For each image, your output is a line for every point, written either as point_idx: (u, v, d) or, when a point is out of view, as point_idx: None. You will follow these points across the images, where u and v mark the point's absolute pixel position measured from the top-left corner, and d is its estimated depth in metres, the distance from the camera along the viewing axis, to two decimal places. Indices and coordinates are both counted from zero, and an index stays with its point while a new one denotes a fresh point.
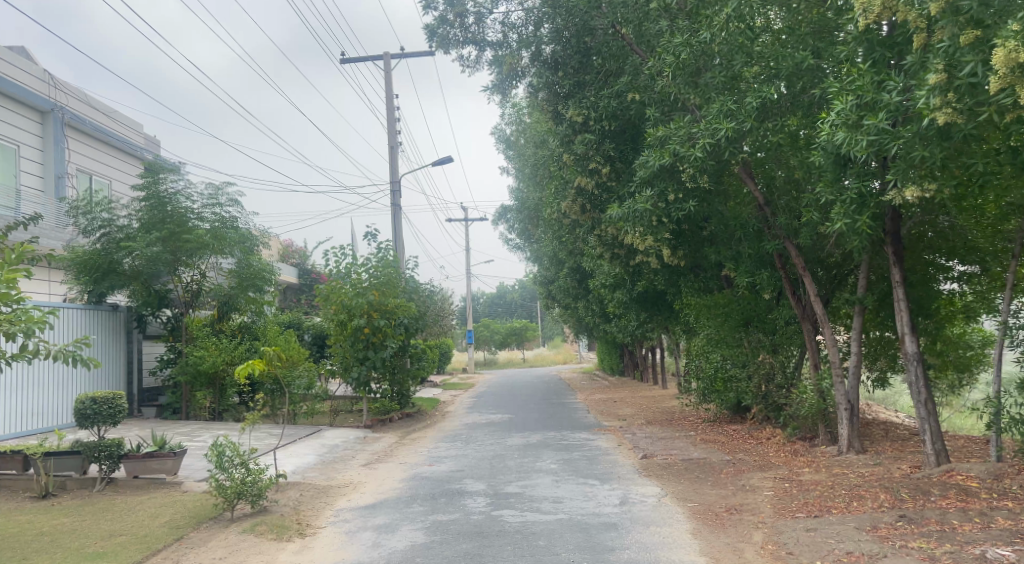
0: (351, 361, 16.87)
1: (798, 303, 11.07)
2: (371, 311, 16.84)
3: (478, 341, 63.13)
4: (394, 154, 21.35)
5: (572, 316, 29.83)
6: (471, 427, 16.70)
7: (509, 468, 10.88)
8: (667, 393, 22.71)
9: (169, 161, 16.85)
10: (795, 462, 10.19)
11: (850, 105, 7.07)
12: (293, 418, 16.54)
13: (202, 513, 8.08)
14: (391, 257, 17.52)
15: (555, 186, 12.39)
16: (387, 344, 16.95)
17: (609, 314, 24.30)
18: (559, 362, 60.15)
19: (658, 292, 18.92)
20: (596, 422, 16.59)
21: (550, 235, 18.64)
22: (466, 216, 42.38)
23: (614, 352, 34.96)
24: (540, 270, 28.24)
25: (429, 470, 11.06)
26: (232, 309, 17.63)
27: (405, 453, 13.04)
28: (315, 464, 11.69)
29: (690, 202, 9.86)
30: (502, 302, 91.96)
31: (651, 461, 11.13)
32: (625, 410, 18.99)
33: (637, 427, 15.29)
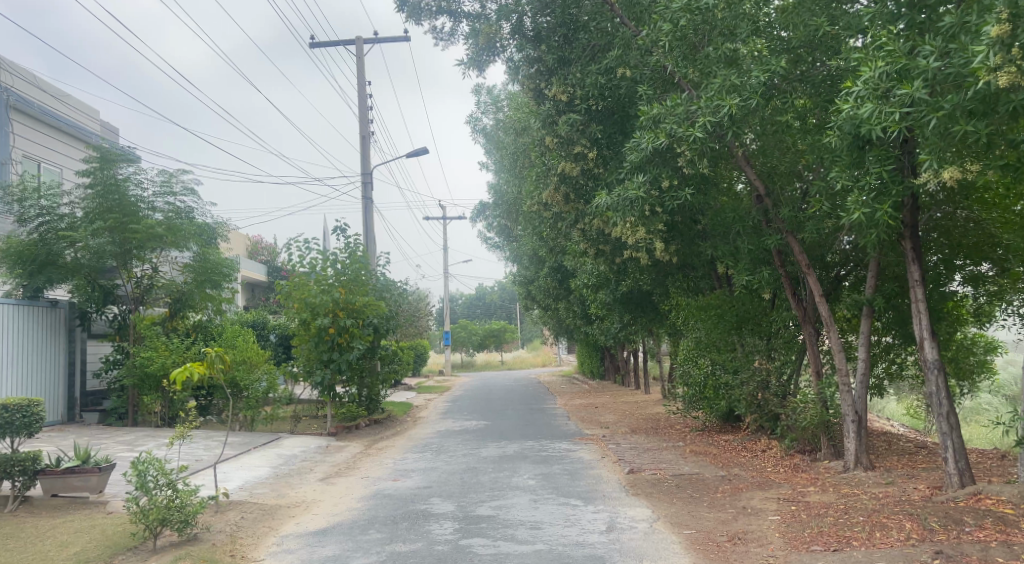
0: (314, 363, 15.73)
1: (798, 303, 10.08)
2: (336, 310, 15.71)
3: (455, 343, 61.99)
4: (366, 145, 20.21)
5: (551, 318, 28.82)
6: (442, 435, 15.61)
7: (482, 484, 9.81)
8: (650, 400, 21.72)
9: (120, 146, 15.62)
10: (797, 480, 9.17)
11: (880, 73, 6.05)
12: (250, 425, 15.32)
13: (120, 543, 7.03)
14: (360, 253, 16.41)
15: (536, 174, 11.39)
16: (353, 346, 15.81)
17: (590, 315, 23.32)
18: (538, 365, 59.16)
19: (643, 292, 17.95)
20: (577, 430, 15.55)
21: (530, 231, 17.62)
22: (444, 215, 41.34)
23: (595, 355, 34.02)
24: (519, 270, 27.21)
25: (392, 486, 9.97)
26: (186, 308, 16.07)
27: (369, 465, 11.94)
28: (266, 478, 10.56)
29: (685, 190, 8.90)
30: (481, 304, 90.90)
31: (638, 476, 10.11)
32: (607, 417, 17.98)
33: (620, 436, 14.28)
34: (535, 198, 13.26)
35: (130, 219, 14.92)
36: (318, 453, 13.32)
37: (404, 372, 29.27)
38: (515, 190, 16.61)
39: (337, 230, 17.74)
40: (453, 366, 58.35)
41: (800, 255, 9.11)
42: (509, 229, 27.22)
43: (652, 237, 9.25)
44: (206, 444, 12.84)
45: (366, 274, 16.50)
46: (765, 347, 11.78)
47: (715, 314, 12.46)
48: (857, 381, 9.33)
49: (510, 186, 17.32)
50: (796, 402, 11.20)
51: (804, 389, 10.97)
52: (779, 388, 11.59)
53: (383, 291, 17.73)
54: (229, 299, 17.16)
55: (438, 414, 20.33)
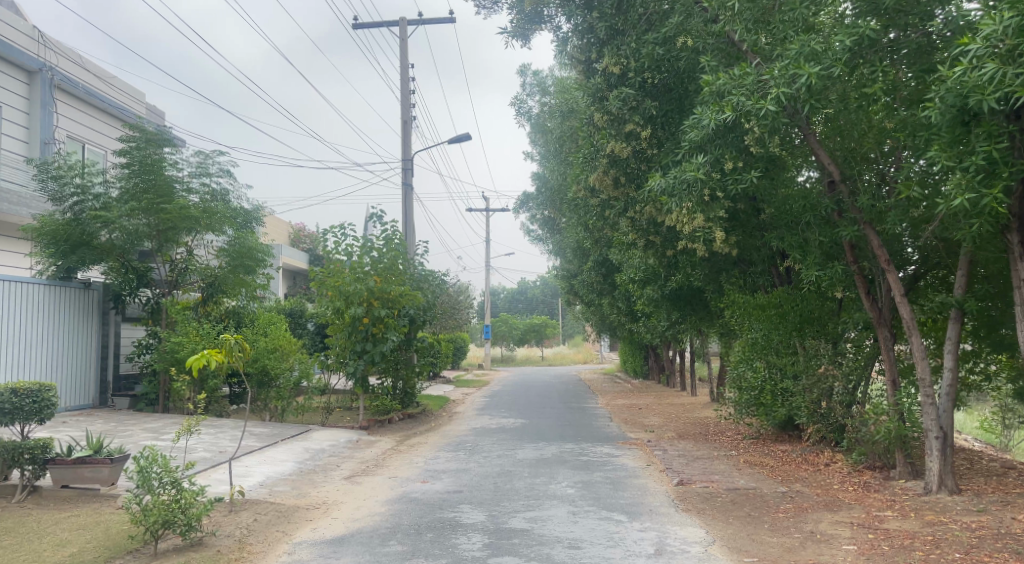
0: (347, 354, 15.10)
1: (873, 304, 9.12)
2: (370, 299, 15.06)
3: (496, 337, 61.42)
4: (407, 130, 19.56)
5: (594, 314, 27.88)
6: (478, 433, 14.86)
7: (517, 491, 9.02)
8: (696, 402, 20.67)
9: (155, 126, 15.20)
10: (871, 503, 8.23)
11: (1005, 26, 5.45)
12: (281, 416, 14.74)
13: (119, 545, 6.41)
14: (398, 240, 15.80)
15: (583, 156, 10.53)
16: (387, 337, 15.15)
17: (635, 313, 22.36)
18: (579, 362, 58.26)
19: (693, 289, 16.95)
20: (620, 433, 14.64)
21: (575, 222, 16.77)
22: (487, 207, 40.68)
23: (639, 353, 32.99)
24: (563, 263, 26.32)
25: (421, 489, 9.23)
26: (220, 292, 15.58)
27: (398, 463, 11.26)
28: (288, 474, 9.92)
29: (752, 172, 7.96)
30: (523, 298, 90.22)
31: (688, 488, 9.23)
32: (651, 420, 17.04)
33: (667, 441, 13.34)
34: (584, 184, 12.39)
35: (164, 200, 14.28)
36: (347, 448, 12.69)
37: (443, 365, 28.63)
38: (561, 178, 15.76)
39: (374, 216, 17.10)
40: (493, 361, 57.76)
41: (880, 249, 8.14)
42: (554, 221, 26.46)
43: (712, 225, 8.34)
44: (232, 435, 12.29)
45: (402, 262, 15.84)
46: (829, 350, 10.78)
47: (776, 312, 11.57)
48: (942, 392, 8.35)
49: (556, 174, 16.49)
50: (867, 413, 10.18)
51: (875, 399, 9.98)
52: (846, 396, 10.54)
53: (420, 280, 17.05)
54: (264, 284, 16.63)
55: (475, 410, 19.58)
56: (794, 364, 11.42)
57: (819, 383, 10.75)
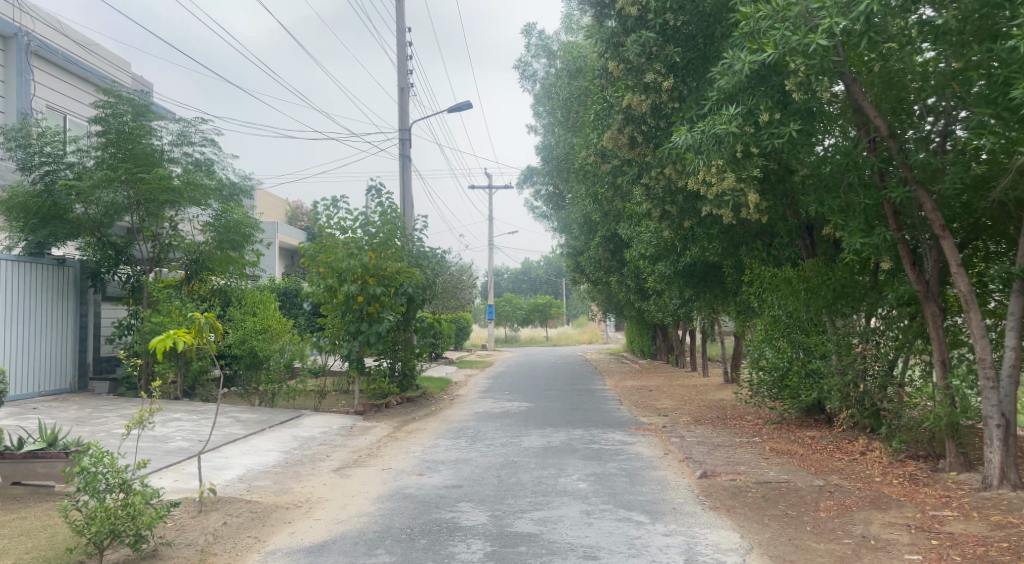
0: (340, 335, 14.13)
1: (919, 276, 8.20)
2: (364, 277, 14.10)
3: (500, 318, 60.57)
4: (405, 97, 18.51)
5: (601, 293, 26.94)
6: (481, 418, 13.95)
7: (523, 486, 8.10)
8: (709, 384, 19.76)
9: (132, 91, 14.18)
10: (923, 500, 7.34)
11: None
12: (271, 400, 13.80)
13: (60, 557, 5.50)
14: (394, 214, 14.78)
15: (593, 114, 9.52)
16: (383, 317, 14.20)
17: (645, 290, 21.39)
18: (585, 342, 57.38)
19: (708, 264, 15.97)
20: (632, 417, 13.71)
21: (585, 194, 15.77)
22: (490, 183, 39.70)
23: (647, 333, 32.10)
24: (569, 240, 25.34)
25: (416, 483, 8.32)
26: (204, 269, 14.50)
27: (394, 452, 10.35)
28: (271, 466, 9.00)
29: (793, 123, 6.89)
30: (527, 278, 89.35)
31: (713, 482, 8.31)
32: (664, 403, 16.14)
33: (684, 427, 12.40)
34: (595, 148, 11.35)
35: (144, 169, 13.29)
36: (339, 435, 11.77)
37: (445, 346, 27.72)
38: (570, 147, 14.73)
39: (369, 189, 16.09)
40: (497, 341, 56.91)
41: (934, 214, 7.25)
42: (562, 195, 25.58)
43: (746, 185, 7.38)
44: (215, 422, 11.37)
45: (399, 237, 14.85)
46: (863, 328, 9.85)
47: (804, 289, 10.49)
48: (1001, 375, 7.47)
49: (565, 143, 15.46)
50: (908, 397, 9.28)
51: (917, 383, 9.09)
52: (885, 378, 9.62)
53: (418, 256, 16.08)
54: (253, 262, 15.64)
55: (478, 393, 18.72)
56: (825, 344, 10.46)
57: (854, 363, 9.83)
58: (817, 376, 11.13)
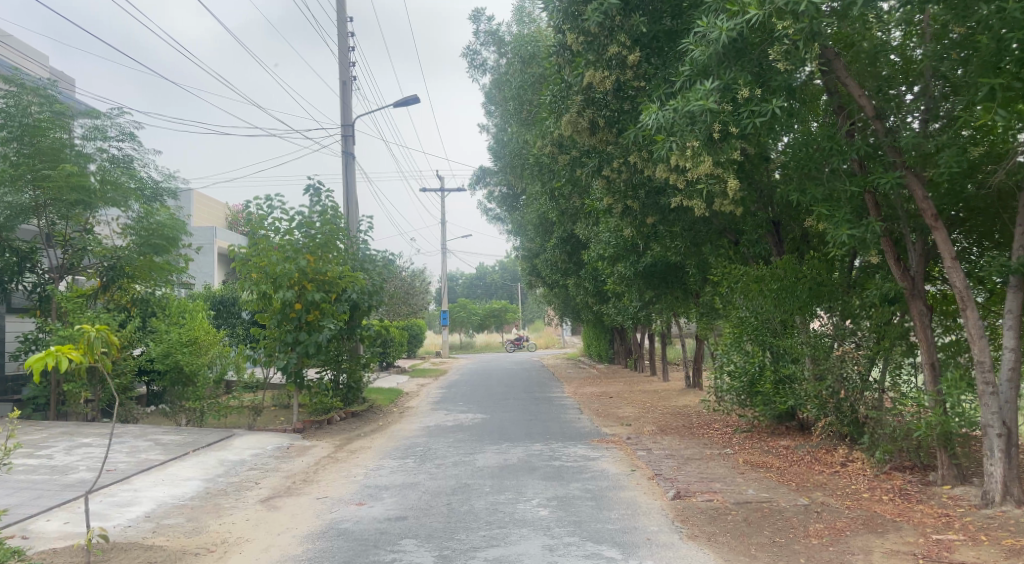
0: (276, 346, 13.02)
1: (905, 272, 7.57)
2: (302, 282, 12.96)
3: (454, 323, 59.46)
4: (348, 90, 17.43)
5: (558, 296, 26.15)
6: (432, 433, 12.94)
7: (475, 516, 7.12)
8: (671, 389, 19.04)
9: (39, 80, 12.81)
10: (921, 520, 6.60)
11: None
12: (199, 419, 12.55)
13: None
14: (335, 214, 13.70)
15: (549, 98, 8.65)
16: (324, 326, 13.11)
17: (604, 293, 20.62)
18: (541, 347, 56.59)
19: (669, 264, 15.28)
20: (593, 428, 12.86)
21: (541, 192, 14.92)
22: (442, 186, 38.72)
23: (605, 336, 31.41)
24: (524, 243, 24.47)
25: (353, 516, 7.29)
26: (119, 278, 13.05)
27: (332, 477, 9.28)
28: (188, 499, 7.86)
29: (776, 99, 6.11)
30: (482, 283, 88.44)
31: (689, 504, 7.45)
32: (626, 411, 15.33)
33: (649, 438, 11.59)
34: (552, 138, 10.49)
35: (49, 165, 11.90)
36: (273, 457, 10.63)
37: (396, 355, 26.55)
38: (526, 142, 13.89)
39: (310, 188, 14.92)
40: (452, 348, 55.75)
41: (926, 202, 6.59)
42: (517, 196, 24.75)
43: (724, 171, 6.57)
44: (130, 448, 10.13)
45: (341, 239, 13.76)
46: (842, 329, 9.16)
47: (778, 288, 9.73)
48: (1000, 379, 6.79)
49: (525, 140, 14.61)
50: (892, 403, 8.59)
51: (902, 388, 8.41)
52: (865, 383, 8.93)
53: (363, 260, 15.08)
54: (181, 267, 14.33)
55: (430, 404, 17.68)
56: (801, 348, 9.75)
57: (833, 367, 9.13)
58: (792, 381, 10.42)
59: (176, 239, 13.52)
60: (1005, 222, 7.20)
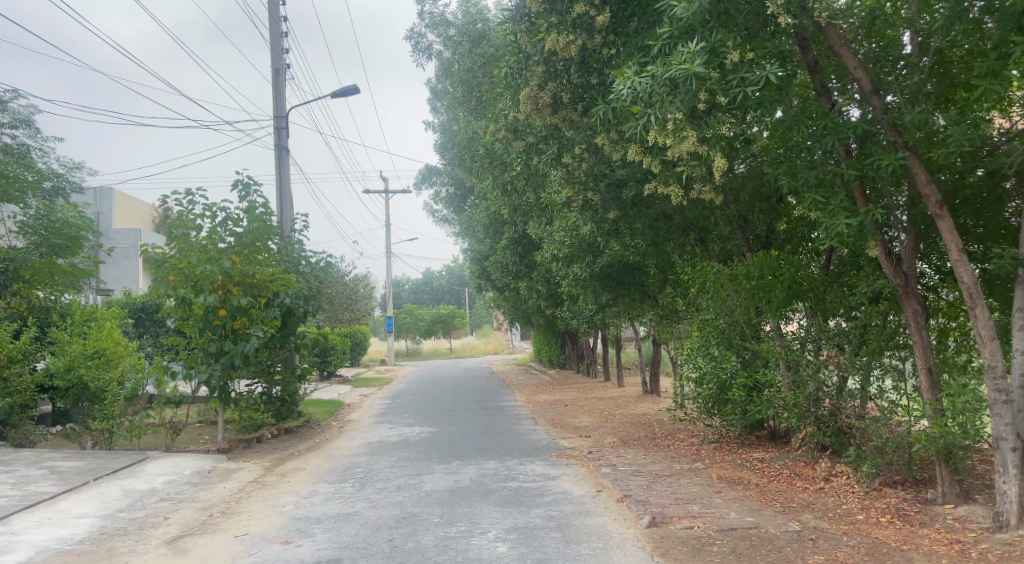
0: (197, 357, 11.67)
1: (897, 268, 6.82)
2: (226, 286, 11.63)
3: (401, 330, 58.01)
4: (280, 80, 16.16)
5: (508, 300, 25.25)
6: (374, 450, 11.81)
7: (421, 556, 6.05)
8: (627, 396, 18.24)
9: None
10: (930, 548, 5.78)
11: None
12: (107, 442, 11.15)
13: None
14: (263, 211, 12.64)
15: (505, 72, 7.94)
16: (251, 333, 11.79)
17: (557, 296, 19.74)
18: (490, 353, 55.59)
19: (626, 264, 14.48)
20: (550, 442, 11.90)
21: (491, 188, 13.93)
22: (386, 188, 37.53)
23: (556, 341, 30.63)
24: (473, 244, 23.46)
25: (276, 560, 6.14)
26: (11, 284, 11.40)
27: (254, 509, 8.09)
28: (75, 544, 6.59)
29: (772, 63, 5.26)
30: (429, 289, 87.07)
31: (667, 532, 6.52)
32: (582, 421, 14.47)
33: (612, 452, 10.69)
34: (505, 121, 9.55)
35: None
36: (189, 484, 9.34)
37: (337, 364, 25.20)
38: (476, 132, 12.92)
39: (237, 184, 13.64)
40: (399, 355, 54.31)
41: (930, 187, 5.82)
42: (467, 193, 23.83)
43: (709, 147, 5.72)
44: (17, 479, 8.73)
45: (269, 239, 12.59)
46: (823, 330, 8.36)
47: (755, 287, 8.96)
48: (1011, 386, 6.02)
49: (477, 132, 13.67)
50: (877, 412, 7.85)
51: (891, 396, 7.65)
52: (851, 389, 8.15)
53: (297, 262, 14.11)
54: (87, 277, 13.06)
55: (374, 416, 16.55)
56: (777, 351, 8.96)
57: (814, 372, 8.35)
58: (768, 387, 9.61)
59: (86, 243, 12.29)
60: (1009, 214, 6.50)
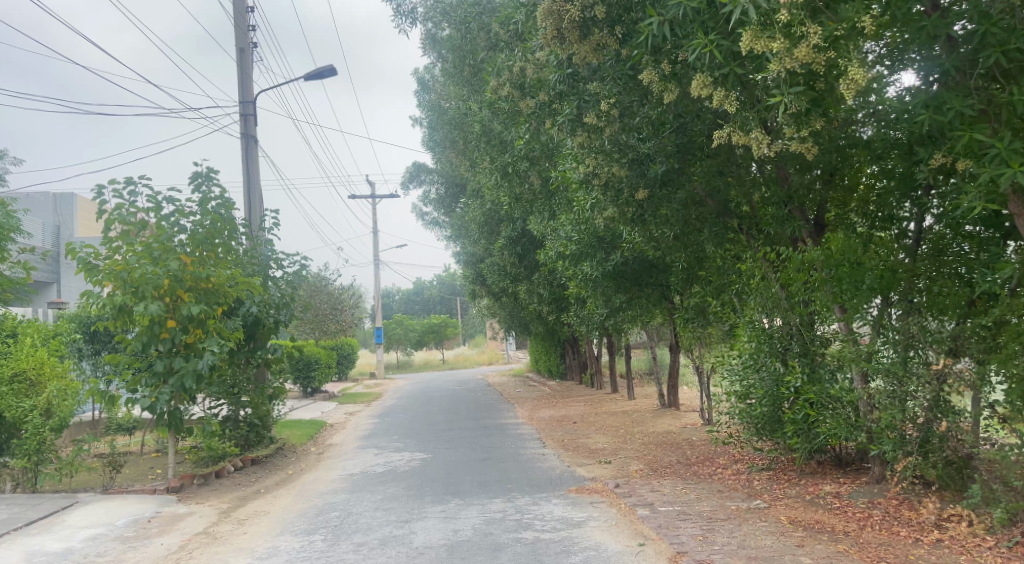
0: (141, 379, 9.62)
1: None
2: (174, 292, 9.65)
3: (390, 341, 56.04)
4: (245, 59, 14.25)
5: (506, 307, 23.39)
6: (355, 485, 9.87)
7: None
8: (641, 410, 16.32)
9: None
10: None
11: None
12: (30, 482, 9.17)
13: None
14: (222, 205, 10.76)
15: None
16: (206, 348, 9.81)
17: (561, 301, 17.83)
18: (484, 363, 53.69)
19: (644, 260, 12.65)
20: (566, 471, 9.98)
21: (489, 173, 12.08)
22: (374, 191, 35.80)
23: (555, 349, 28.80)
24: (466, 246, 21.63)
25: None
26: None
27: None
28: None
29: None
30: (420, 298, 85.18)
31: None
32: (597, 442, 12.55)
33: (644, 484, 8.78)
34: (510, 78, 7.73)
35: None
36: (116, 540, 7.36)
37: (321, 379, 23.23)
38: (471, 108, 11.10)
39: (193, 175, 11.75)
40: (389, 367, 52.19)
41: None
42: (460, 189, 22.15)
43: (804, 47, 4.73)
44: None
45: (225, 236, 10.68)
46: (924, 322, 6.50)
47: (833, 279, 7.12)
48: None
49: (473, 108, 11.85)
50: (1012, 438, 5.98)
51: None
52: (969, 406, 6.28)
53: (266, 264, 12.18)
54: (4, 291, 11.03)
55: (358, 440, 14.57)
56: (862, 359, 7.11)
57: (919, 385, 6.48)
58: (843, 403, 7.71)
59: (25, 251, 10.39)
60: None
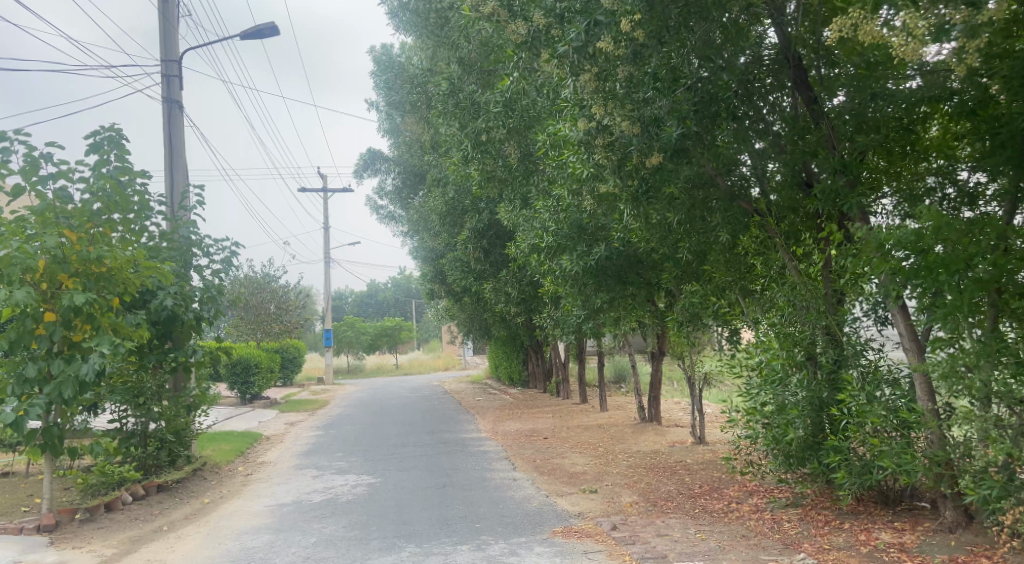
0: (6, 388, 7.48)
1: None
2: (56, 277, 7.61)
3: (342, 345, 53.56)
4: (169, 12, 12.16)
5: (467, 308, 21.52)
6: (285, 521, 7.92)
7: None
8: (618, 424, 14.62)
9: None
10: None
11: None
12: None
13: None
14: (121, 172, 8.72)
15: None
16: (95, 349, 7.72)
17: (530, 302, 16.05)
18: (440, 369, 51.61)
19: (632, 253, 10.98)
20: (546, 504, 8.18)
21: (458, 146, 10.26)
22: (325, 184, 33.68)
23: (518, 355, 27.03)
24: (424, 240, 19.72)
25: None
26: None
27: None
28: None
29: None
30: (374, 301, 82.67)
31: None
32: (576, 464, 10.79)
33: (649, 525, 7.03)
34: None
35: None
36: None
37: (262, 385, 21.01)
38: None
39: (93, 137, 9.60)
40: (340, 372, 49.71)
41: None
42: (421, 179, 20.27)
43: None
44: None
45: (124, 210, 8.66)
46: None
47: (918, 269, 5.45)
48: None
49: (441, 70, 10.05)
50: None
51: None
52: None
53: (188, 248, 10.18)
54: None
55: (297, 457, 12.53)
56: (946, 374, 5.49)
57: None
58: (908, 429, 6.08)
59: None
60: None
